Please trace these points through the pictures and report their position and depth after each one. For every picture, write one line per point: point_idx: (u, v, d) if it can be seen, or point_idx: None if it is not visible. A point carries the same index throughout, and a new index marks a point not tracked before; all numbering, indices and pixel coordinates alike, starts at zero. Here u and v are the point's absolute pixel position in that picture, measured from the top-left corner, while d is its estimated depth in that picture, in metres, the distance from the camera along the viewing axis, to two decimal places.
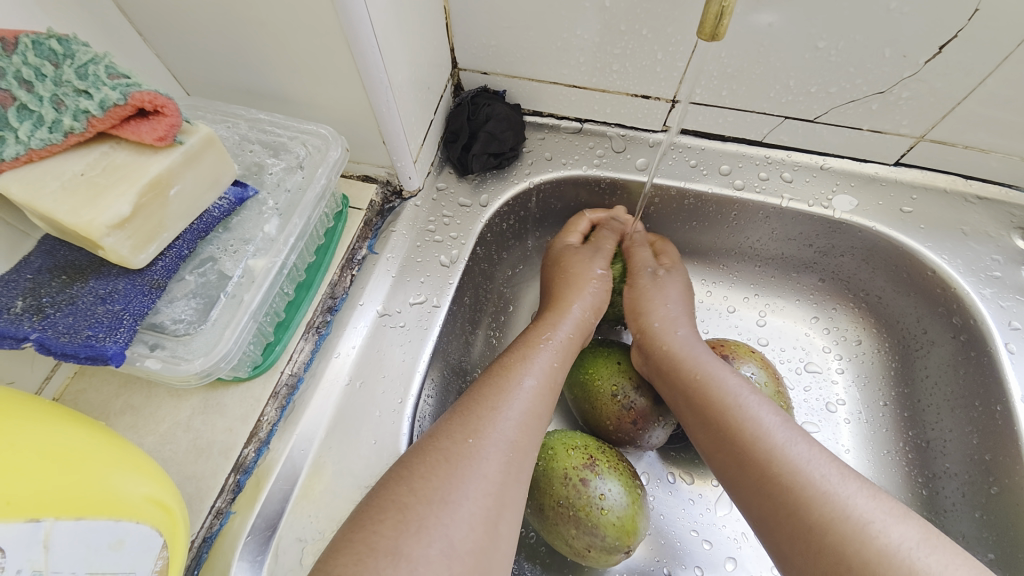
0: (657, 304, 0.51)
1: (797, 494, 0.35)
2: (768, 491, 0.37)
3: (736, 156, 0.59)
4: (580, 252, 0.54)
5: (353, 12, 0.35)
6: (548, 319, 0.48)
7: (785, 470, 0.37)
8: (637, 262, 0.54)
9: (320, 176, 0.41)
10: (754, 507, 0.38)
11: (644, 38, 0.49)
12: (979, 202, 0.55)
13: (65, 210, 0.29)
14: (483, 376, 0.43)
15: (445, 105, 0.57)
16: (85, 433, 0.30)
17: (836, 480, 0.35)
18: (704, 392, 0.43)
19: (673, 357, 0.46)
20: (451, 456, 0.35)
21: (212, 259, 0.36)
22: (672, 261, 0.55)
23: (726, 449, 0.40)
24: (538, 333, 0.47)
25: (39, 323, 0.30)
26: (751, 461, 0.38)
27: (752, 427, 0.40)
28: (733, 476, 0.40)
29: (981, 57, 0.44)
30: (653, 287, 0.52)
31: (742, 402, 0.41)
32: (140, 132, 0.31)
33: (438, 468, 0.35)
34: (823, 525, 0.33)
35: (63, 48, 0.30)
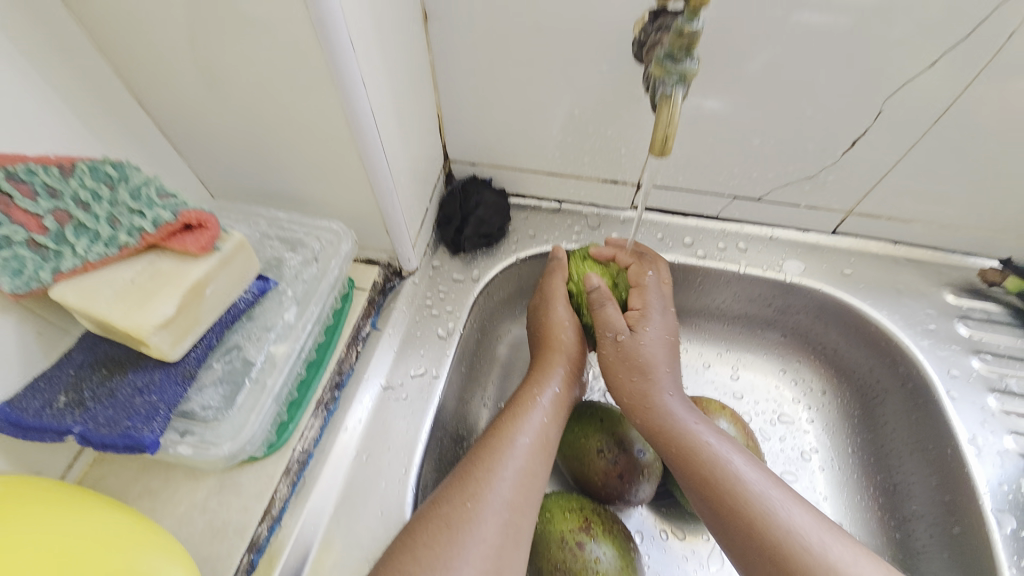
0: (629, 365, 0.52)
1: (782, 549, 0.40)
2: (752, 548, 0.41)
3: (697, 230, 0.67)
4: (545, 308, 0.57)
5: (369, 138, 0.43)
6: (535, 378, 0.52)
7: (767, 525, 0.41)
8: (603, 320, 0.54)
9: (333, 267, 0.47)
10: (740, 560, 0.43)
11: (608, 137, 0.58)
12: (910, 263, 0.64)
13: (119, 314, 0.33)
14: (479, 439, 0.46)
15: (439, 193, 0.65)
16: (131, 521, 0.33)
17: (808, 529, 0.41)
18: (686, 453, 0.46)
19: (654, 423, 0.49)
20: (451, 522, 0.38)
21: (237, 346, 0.40)
22: (643, 301, 0.55)
23: (711, 508, 0.44)
24: (528, 390, 0.50)
25: (81, 416, 0.34)
26: (736, 518, 0.43)
27: (735, 482, 0.44)
28: (720, 533, 0.44)
29: (883, 152, 0.54)
30: (630, 348, 0.52)
31: (721, 461, 0.45)
32: (184, 243, 0.36)
33: (440, 534, 0.38)
34: (806, 573, 0.39)
35: (117, 172, 0.37)
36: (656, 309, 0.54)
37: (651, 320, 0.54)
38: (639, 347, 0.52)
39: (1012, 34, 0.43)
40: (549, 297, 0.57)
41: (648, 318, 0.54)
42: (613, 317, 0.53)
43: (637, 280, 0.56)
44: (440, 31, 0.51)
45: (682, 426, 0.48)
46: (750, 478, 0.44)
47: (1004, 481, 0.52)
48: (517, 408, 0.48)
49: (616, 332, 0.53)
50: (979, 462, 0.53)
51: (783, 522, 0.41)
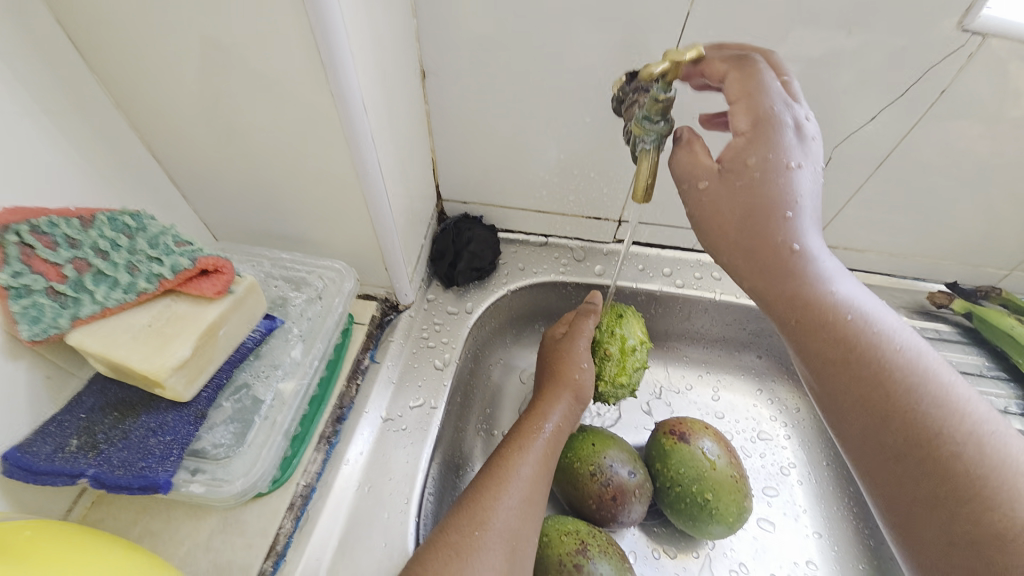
0: (727, 214, 0.39)
1: (940, 448, 0.34)
2: (902, 427, 0.35)
3: (674, 261, 0.72)
4: (563, 343, 0.59)
5: (374, 185, 0.46)
6: (541, 408, 0.54)
7: (924, 417, 0.35)
8: (682, 163, 0.41)
9: (337, 305, 0.49)
10: (875, 443, 0.37)
11: (591, 178, 0.63)
12: (867, 289, 0.70)
13: (137, 358, 0.35)
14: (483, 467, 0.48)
15: (432, 230, 0.68)
16: (148, 567, 0.34)
17: (973, 406, 0.35)
18: (825, 331, 0.38)
19: (783, 290, 0.38)
20: (460, 549, 0.40)
21: (246, 385, 0.41)
22: (749, 112, 0.37)
23: (844, 385, 0.38)
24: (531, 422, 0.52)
25: (95, 459, 0.35)
26: (881, 410, 0.36)
27: (891, 367, 0.36)
28: (850, 410, 0.38)
29: (836, 191, 0.61)
30: (723, 185, 0.38)
31: (868, 335, 0.37)
32: (201, 288, 0.38)
33: (450, 562, 0.39)
34: (965, 466, 0.33)
35: (136, 223, 0.39)
36: (768, 130, 0.37)
37: (767, 142, 0.37)
38: (746, 182, 0.37)
39: (942, 91, 0.50)
40: (572, 334, 0.60)
41: (762, 139, 0.37)
42: (726, 142, 0.38)
43: (741, 89, 0.38)
44: (436, 85, 0.56)
45: (830, 300, 0.38)
46: (914, 363, 0.36)
47: None
48: (520, 439, 0.50)
49: (696, 177, 0.40)
50: None
51: (951, 412, 0.34)
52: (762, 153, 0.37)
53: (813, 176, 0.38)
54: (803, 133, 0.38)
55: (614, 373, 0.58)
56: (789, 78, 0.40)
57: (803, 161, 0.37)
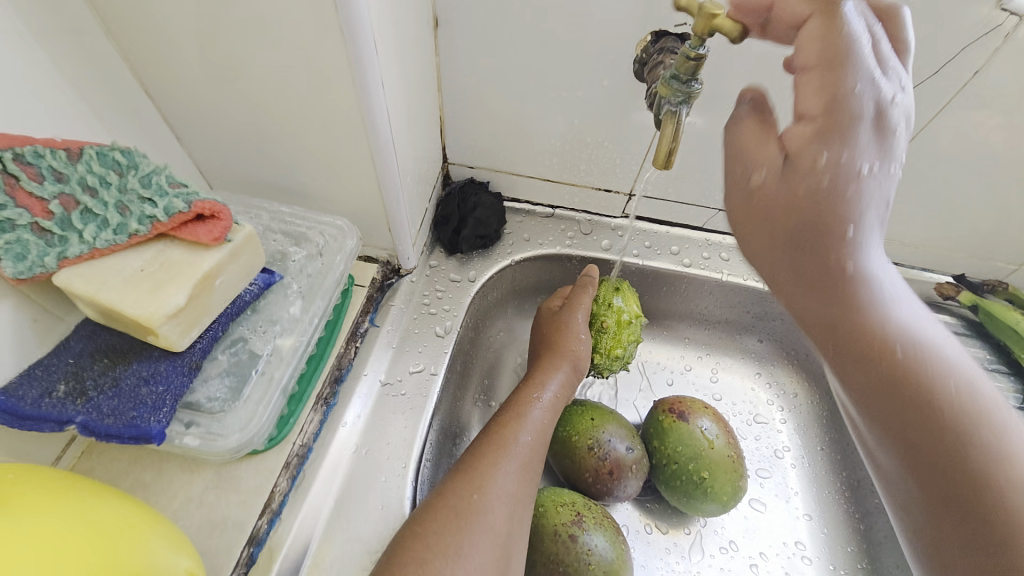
0: (781, 221, 0.35)
1: (969, 460, 0.34)
2: (936, 436, 0.35)
3: (682, 239, 0.70)
4: (559, 315, 0.58)
5: (381, 139, 0.43)
6: (537, 378, 0.53)
7: (970, 445, 0.34)
8: (746, 139, 0.38)
9: (338, 263, 0.47)
10: (903, 446, 0.37)
11: (605, 147, 0.60)
12: None
13: (128, 303, 0.33)
14: (482, 433, 0.47)
15: (436, 194, 0.66)
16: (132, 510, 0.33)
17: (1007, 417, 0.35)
18: (879, 352, 0.36)
19: (833, 304, 0.36)
20: (460, 511, 0.39)
21: (242, 339, 0.40)
22: (819, 91, 0.33)
23: (881, 391, 0.37)
24: (529, 389, 0.51)
25: (83, 406, 0.33)
26: (917, 423, 0.36)
27: (931, 380, 0.36)
28: (883, 418, 0.38)
29: None
30: (783, 182, 0.35)
31: (913, 347, 0.36)
32: (196, 233, 0.36)
33: (449, 523, 0.39)
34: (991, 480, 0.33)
35: (126, 159, 0.36)
36: (844, 117, 0.32)
37: (843, 130, 0.32)
38: (812, 184, 0.33)
39: (972, 75, 0.48)
40: (569, 305, 0.59)
41: (836, 128, 0.32)
42: (789, 128, 0.35)
43: (818, 56, 0.33)
44: (449, 37, 0.53)
45: (876, 316, 0.36)
46: (957, 379, 0.36)
47: None
48: (519, 406, 0.49)
49: (755, 166, 0.37)
50: None
51: (985, 428, 0.34)
52: (835, 151, 0.32)
53: (884, 179, 0.34)
54: (884, 120, 0.33)
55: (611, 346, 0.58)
56: (877, 34, 0.33)
57: (876, 162, 0.33)
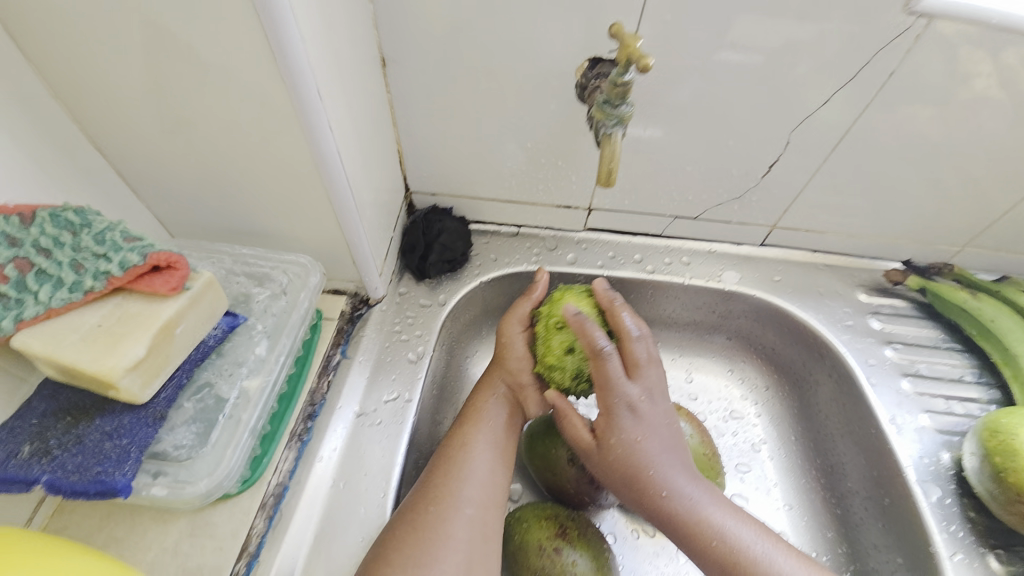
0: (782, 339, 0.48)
1: None
2: None
3: (644, 247, 0.73)
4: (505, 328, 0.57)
5: (336, 177, 0.45)
6: (482, 392, 0.55)
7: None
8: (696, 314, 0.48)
9: (302, 300, 0.48)
10: None
11: (559, 166, 0.63)
12: (827, 268, 0.73)
13: (87, 359, 0.33)
14: (438, 449, 0.50)
15: (401, 223, 0.67)
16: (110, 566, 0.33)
17: None
18: None
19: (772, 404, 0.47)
20: (418, 524, 0.42)
21: (208, 384, 0.40)
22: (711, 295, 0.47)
23: None
24: (474, 401, 0.54)
25: (49, 464, 0.33)
26: None
27: None
28: None
29: (796, 176, 0.63)
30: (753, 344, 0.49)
31: None
32: (153, 284, 0.36)
33: (409, 535, 0.41)
34: None
35: (79, 218, 0.37)
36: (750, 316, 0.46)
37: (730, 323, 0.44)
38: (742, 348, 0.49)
39: (889, 75, 0.52)
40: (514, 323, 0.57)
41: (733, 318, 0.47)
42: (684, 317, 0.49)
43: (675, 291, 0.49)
44: (398, 75, 0.55)
45: None
46: None
47: (925, 454, 0.59)
48: (469, 418, 0.52)
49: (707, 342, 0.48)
50: (900, 438, 0.60)
51: None
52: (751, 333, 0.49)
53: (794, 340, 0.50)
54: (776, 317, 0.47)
55: (541, 355, 0.52)
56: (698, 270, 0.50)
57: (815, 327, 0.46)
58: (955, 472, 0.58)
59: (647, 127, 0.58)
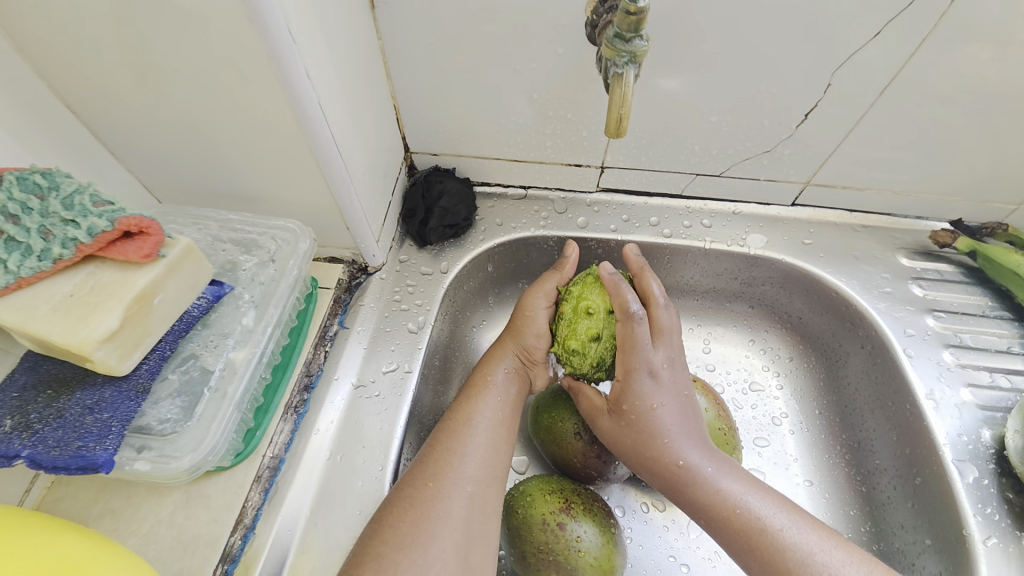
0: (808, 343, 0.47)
1: None
2: None
3: (662, 209, 0.67)
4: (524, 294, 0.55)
5: (319, 134, 0.41)
6: (490, 362, 0.52)
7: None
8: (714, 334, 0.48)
9: (291, 268, 0.45)
10: None
11: (569, 120, 0.58)
12: (865, 230, 0.66)
13: (59, 331, 0.32)
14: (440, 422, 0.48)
15: (401, 185, 0.63)
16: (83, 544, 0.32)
17: None
18: None
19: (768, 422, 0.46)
20: (417, 501, 0.40)
21: (193, 355, 0.39)
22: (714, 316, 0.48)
23: None
24: (482, 371, 0.52)
25: (30, 439, 0.32)
26: None
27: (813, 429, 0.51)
28: None
29: (836, 127, 0.56)
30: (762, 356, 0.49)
31: None
32: (126, 251, 0.34)
33: (406, 513, 0.40)
34: None
35: (47, 181, 0.34)
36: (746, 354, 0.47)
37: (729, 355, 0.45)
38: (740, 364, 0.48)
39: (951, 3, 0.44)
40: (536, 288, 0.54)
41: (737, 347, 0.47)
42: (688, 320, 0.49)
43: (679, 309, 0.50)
44: (388, 18, 0.50)
45: None
46: None
47: (963, 432, 0.54)
48: (475, 391, 0.49)
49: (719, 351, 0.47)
50: (937, 415, 0.55)
51: None
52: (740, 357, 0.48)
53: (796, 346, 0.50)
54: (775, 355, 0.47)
55: (563, 337, 0.49)
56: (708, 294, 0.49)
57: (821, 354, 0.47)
58: (995, 451, 0.53)
59: (665, 74, 0.52)
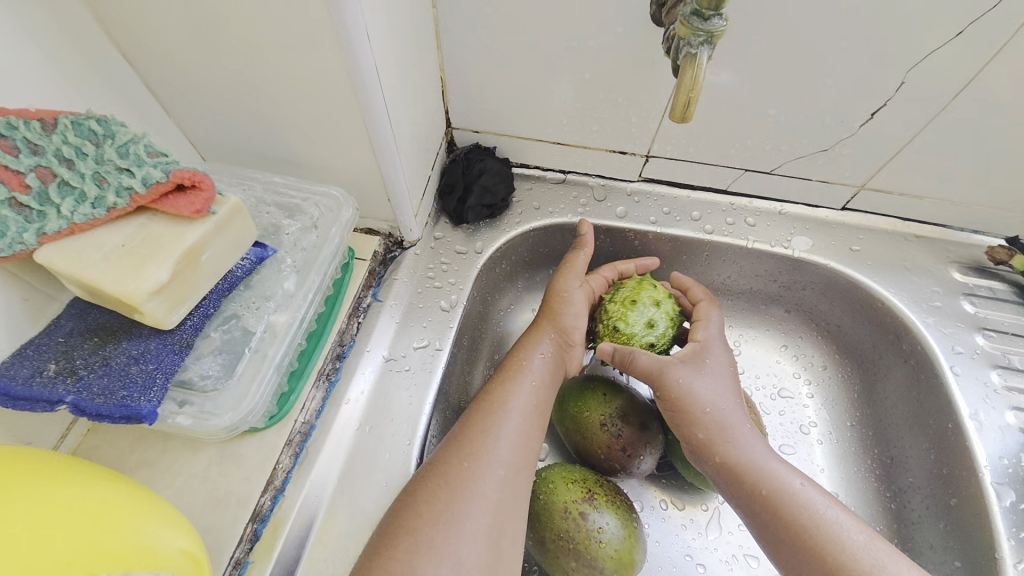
0: None
1: None
2: None
3: (705, 203, 0.65)
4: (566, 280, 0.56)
5: (370, 100, 0.40)
6: (525, 346, 0.52)
7: (848, 572, 0.39)
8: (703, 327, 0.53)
9: (333, 235, 0.45)
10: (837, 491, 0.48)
11: (619, 104, 0.55)
12: (918, 240, 0.63)
13: (109, 279, 0.31)
14: (473, 404, 0.48)
15: (440, 160, 0.62)
16: (126, 490, 0.33)
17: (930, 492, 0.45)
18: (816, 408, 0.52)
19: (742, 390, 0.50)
20: (451, 479, 0.40)
21: (235, 315, 0.39)
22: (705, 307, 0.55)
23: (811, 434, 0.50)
24: (518, 356, 0.51)
25: (74, 385, 0.32)
26: None
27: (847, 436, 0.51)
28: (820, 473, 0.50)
29: (902, 129, 0.53)
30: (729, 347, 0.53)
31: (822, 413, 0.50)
32: (178, 206, 0.34)
33: (439, 490, 0.40)
34: None
35: (103, 128, 0.34)
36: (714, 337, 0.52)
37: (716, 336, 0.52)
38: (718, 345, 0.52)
39: None
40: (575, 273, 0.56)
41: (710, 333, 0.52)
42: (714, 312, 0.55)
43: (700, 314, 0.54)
44: None
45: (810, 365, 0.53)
46: None
47: (1006, 455, 0.52)
48: (511, 373, 0.49)
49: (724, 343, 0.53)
50: (980, 436, 0.53)
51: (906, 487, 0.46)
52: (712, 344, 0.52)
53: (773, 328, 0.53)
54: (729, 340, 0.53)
55: (626, 295, 0.52)
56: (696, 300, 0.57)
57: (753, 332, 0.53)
58: None
59: (727, 61, 0.49)
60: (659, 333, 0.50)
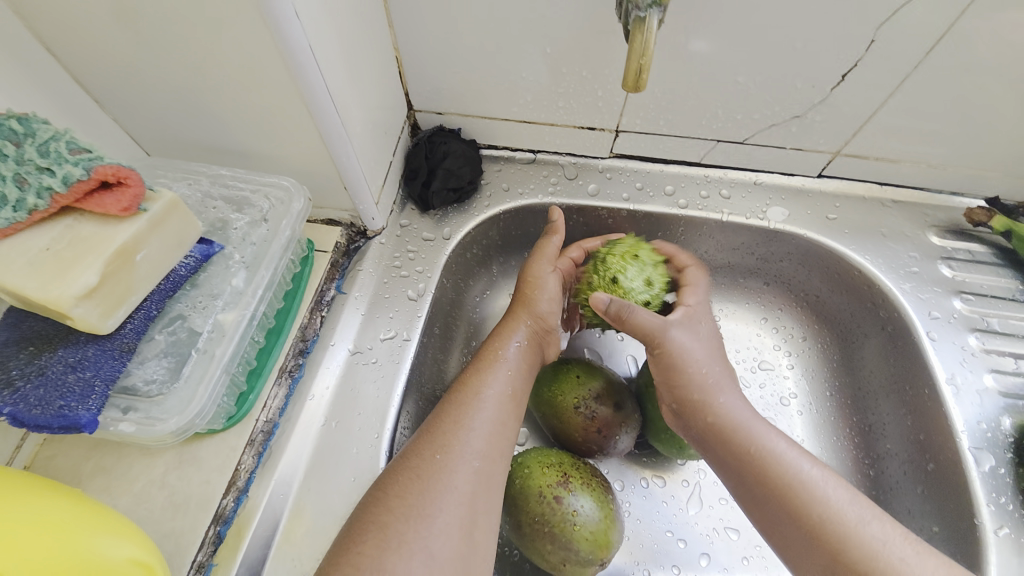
0: None
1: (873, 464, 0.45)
2: None
3: (679, 177, 0.63)
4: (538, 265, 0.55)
5: (311, 83, 0.38)
6: (499, 333, 0.51)
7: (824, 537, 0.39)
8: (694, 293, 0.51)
9: (284, 227, 0.43)
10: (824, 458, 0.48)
11: (583, 78, 0.53)
12: (896, 205, 0.62)
13: (34, 285, 0.30)
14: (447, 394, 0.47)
15: (403, 144, 0.60)
16: (69, 502, 0.32)
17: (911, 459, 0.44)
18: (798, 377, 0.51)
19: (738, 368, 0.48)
20: (422, 472, 0.40)
21: (180, 316, 0.37)
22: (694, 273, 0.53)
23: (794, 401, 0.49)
24: (493, 344, 0.50)
25: (10, 397, 0.31)
26: None
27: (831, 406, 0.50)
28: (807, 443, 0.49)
29: (875, 91, 0.51)
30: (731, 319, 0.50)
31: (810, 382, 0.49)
32: (105, 204, 0.32)
33: (411, 484, 0.39)
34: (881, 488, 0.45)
35: (24, 128, 0.31)
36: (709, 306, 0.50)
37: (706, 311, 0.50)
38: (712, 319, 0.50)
39: None
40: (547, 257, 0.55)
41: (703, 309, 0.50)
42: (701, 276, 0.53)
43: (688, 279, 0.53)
44: None
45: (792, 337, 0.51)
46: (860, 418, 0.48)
47: (983, 419, 0.52)
48: (485, 362, 0.48)
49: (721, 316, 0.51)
50: (957, 400, 0.53)
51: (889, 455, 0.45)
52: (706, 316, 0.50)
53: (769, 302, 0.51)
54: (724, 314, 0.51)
55: (626, 249, 0.51)
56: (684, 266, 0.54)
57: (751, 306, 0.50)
58: (1013, 439, 0.51)
59: (691, 28, 0.47)
60: (655, 292, 0.50)
